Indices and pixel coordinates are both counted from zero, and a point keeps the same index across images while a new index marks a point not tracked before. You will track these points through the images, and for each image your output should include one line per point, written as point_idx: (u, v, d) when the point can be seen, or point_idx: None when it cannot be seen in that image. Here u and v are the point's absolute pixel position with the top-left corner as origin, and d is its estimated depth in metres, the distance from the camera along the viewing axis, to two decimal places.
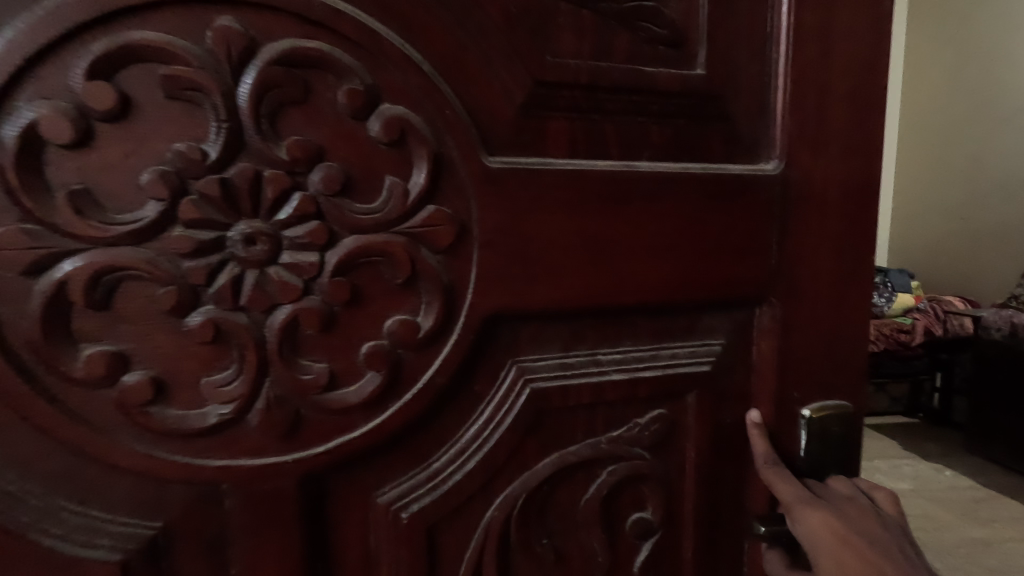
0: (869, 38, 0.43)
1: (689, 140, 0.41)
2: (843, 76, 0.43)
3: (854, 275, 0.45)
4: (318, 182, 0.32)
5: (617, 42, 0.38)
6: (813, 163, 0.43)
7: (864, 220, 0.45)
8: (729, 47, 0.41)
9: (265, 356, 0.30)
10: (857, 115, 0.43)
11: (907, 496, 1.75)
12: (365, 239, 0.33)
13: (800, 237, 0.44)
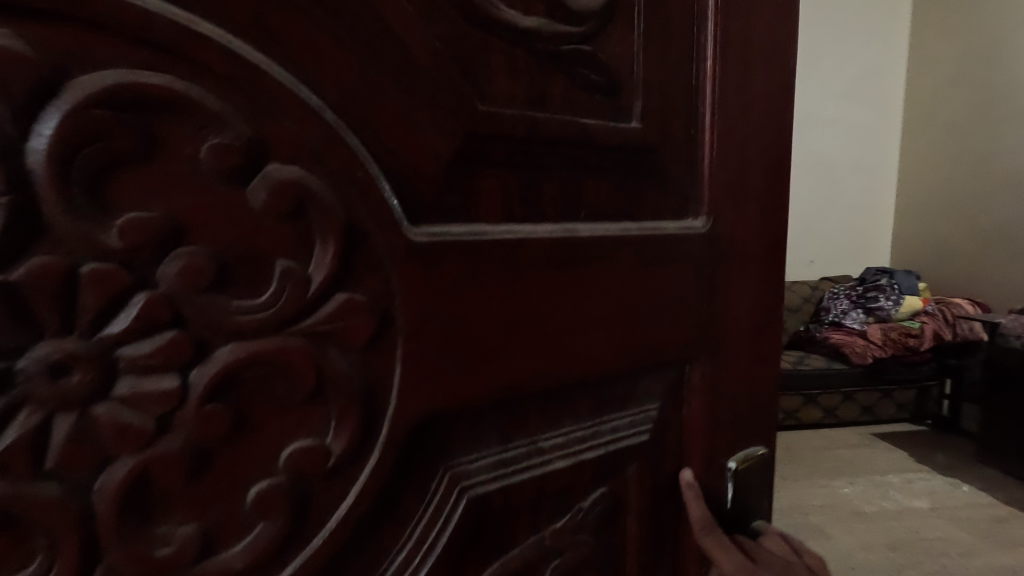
0: (780, 92, 0.42)
1: (629, 196, 0.37)
2: (762, 128, 0.42)
3: (769, 324, 0.46)
4: (171, 275, 0.22)
5: (554, 88, 0.33)
6: (737, 216, 0.42)
7: (775, 271, 0.45)
8: (664, 97, 0.38)
9: (92, 532, 0.21)
10: (773, 170, 0.43)
11: (924, 515, 1.71)
12: (248, 349, 0.24)
13: (726, 291, 0.43)
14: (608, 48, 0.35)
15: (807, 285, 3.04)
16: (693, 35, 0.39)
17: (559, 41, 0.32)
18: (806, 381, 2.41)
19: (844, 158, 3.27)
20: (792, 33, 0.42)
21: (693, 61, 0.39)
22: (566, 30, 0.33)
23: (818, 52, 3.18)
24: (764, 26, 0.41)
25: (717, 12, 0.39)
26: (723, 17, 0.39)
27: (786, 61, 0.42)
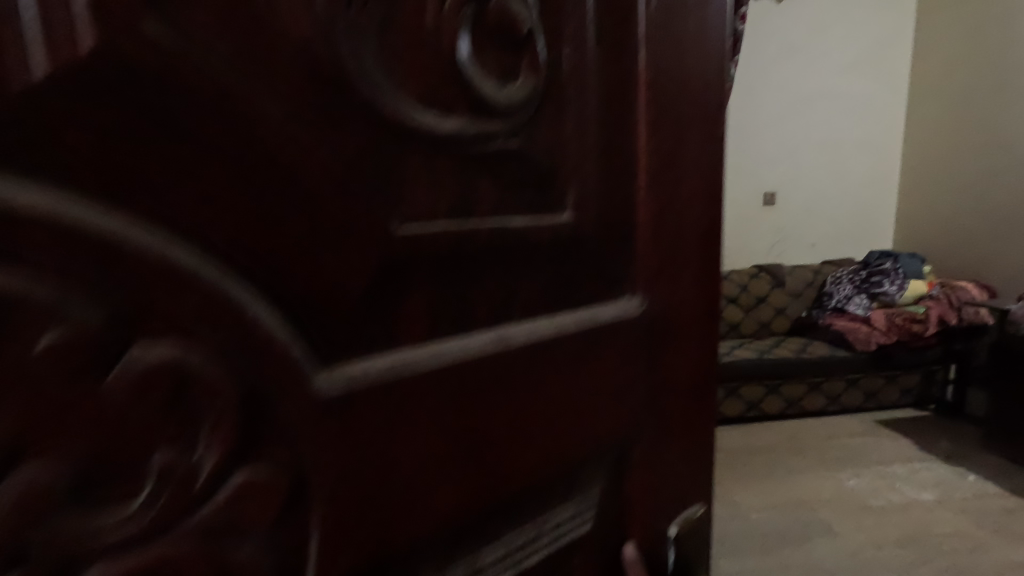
0: (710, 163, 0.42)
1: (566, 289, 0.36)
2: (693, 203, 0.42)
3: (702, 388, 0.47)
4: (8, 508, 0.18)
5: (479, 190, 0.31)
6: (671, 292, 0.42)
7: (709, 337, 0.46)
8: (598, 182, 0.35)
9: None
10: (704, 241, 0.44)
11: (934, 508, 1.85)
12: (122, 567, 0.20)
13: (663, 363, 0.43)
14: (533, 141, 0.32)
15: (810, 269, 3.07)
16: (625, 110, 0.36)
17: (477, 143, 0.30)
18: (813, 369, 2.50)
19: (846, 137, 3.52)
20: (721, 103, 0.42)
21: (627, 138, 0.37)
22: (489, 128, 0.30)
23: (819, 36, 3.42)
24: (695, 97, 0.40)
25: (647, 88, 0.37)
26: (653, 94, 0.38)
27: (717, 132, 0.42)
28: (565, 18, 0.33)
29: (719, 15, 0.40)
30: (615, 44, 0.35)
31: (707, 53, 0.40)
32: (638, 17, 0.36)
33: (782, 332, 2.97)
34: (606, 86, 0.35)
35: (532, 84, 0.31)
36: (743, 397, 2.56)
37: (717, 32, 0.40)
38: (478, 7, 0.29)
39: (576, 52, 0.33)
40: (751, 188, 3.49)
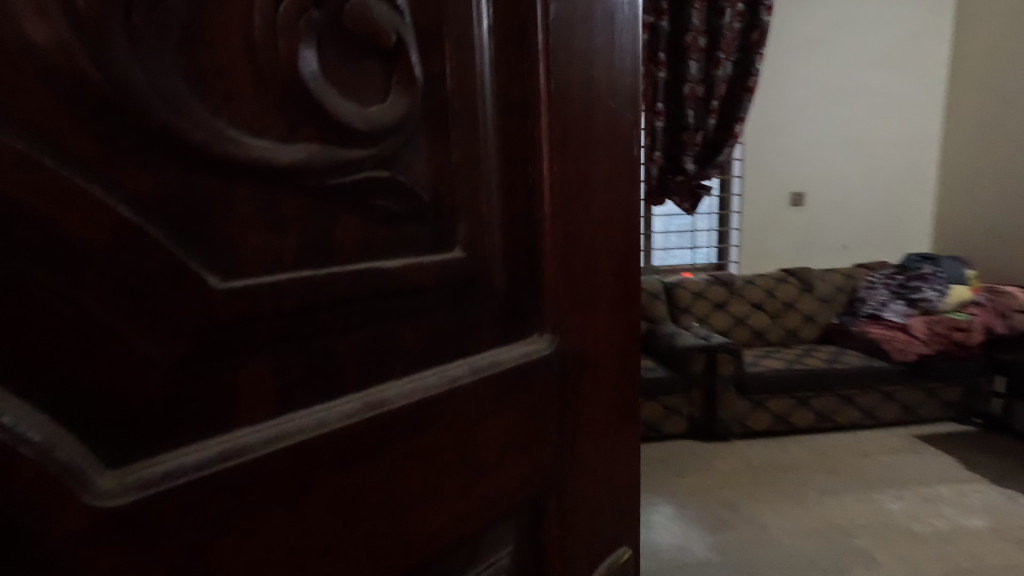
0: (623, 187, 0.39)
1: (459, 335, 0.32)
2: (605, 231, 0.38)
3: (622, 424, 0.43)
4: None
5: (341, 229, 0.26)
6: (585, 327, 0.38)
7: (630, 368, 0.43)
8: (493, 207, 0.32)
9: None
10: (619, 270, 0.40)
11: (985, 536, 1.75)
12: None
13: (582, 406, 0.39)
14: (413, 165, 0.28)
15: (839, 277, 3.08)
16: (519, 130, 0.33)
17: (332, 176, 0.25)
18: (843, 380, 2.48)
19: (879, 133, 3.45)
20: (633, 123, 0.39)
21: (524, 160, 0.33)
22: (353, 155, 0.26)
23: (850, 26, 3.32)
24: (607, 113, 0.37)
25: (548, 106, 0.33)
26: (556, 113, 0.34)
27: (629, 152, 0.39)
28: (448, 26, 0.29)
29: (626, 27, 0.38)
30: (505, 57, 0.32)
31: (618, 68, 0.37)
32: (534, 27, 0.32)
33: (812, 339, 3.01)
34: (499, 103, 0.32)
35: (403, 104, 0.27)
36: (771, 410, 2.56)
37: (626, 48, 0.37)
38: (331, 15, 0.24)
39: (469, 65, 0.30)
40: (778, 189, 3.41)
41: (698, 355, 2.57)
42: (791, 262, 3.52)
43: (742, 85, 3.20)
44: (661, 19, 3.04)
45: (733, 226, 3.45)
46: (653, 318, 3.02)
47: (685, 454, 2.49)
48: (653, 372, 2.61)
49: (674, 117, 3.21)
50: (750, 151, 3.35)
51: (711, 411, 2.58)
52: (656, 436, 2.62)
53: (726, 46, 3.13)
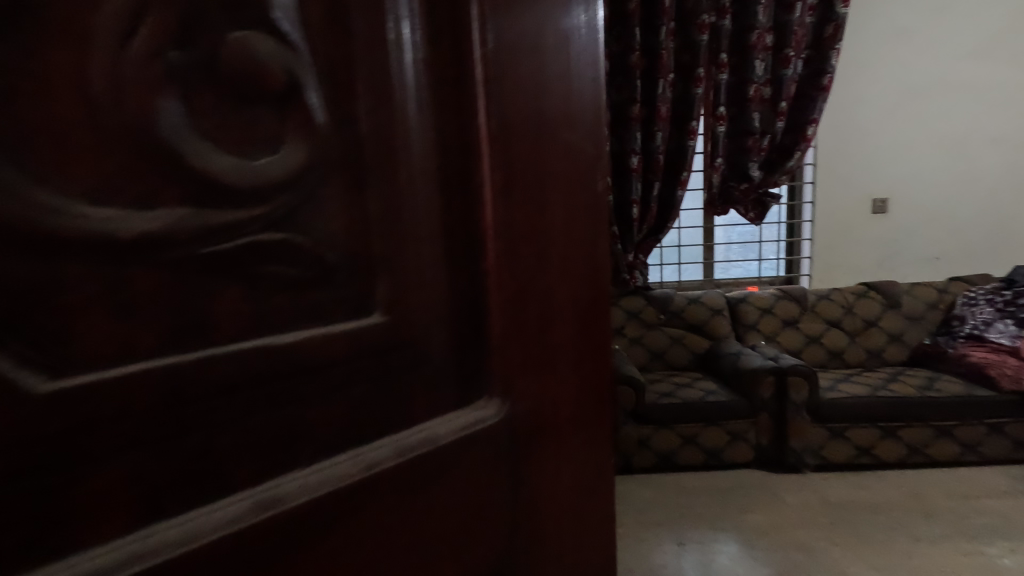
0: (588, 228, 0.34)
1: (386, 409, 0.28)
2: (564, 279, 0.33)
3: (596, 498, 0.37)
4: None
5: (221, 304, 0.22)
6: (545, 390, 0.33)
7: (604, 432, 0.37)
8: (426, 263, 0.29)
9: None
10: (584, 322, 0.35)
11: None
12: None
13: (547, 481, 0.34)
14: (319, 223, 0.24)
15: (932, 289, 3.02)
16: (455, 173, 0.30)
17: (203, 244, 0.21)
18: (942, 412, 2.44)
19: (976, 131, 3.17)
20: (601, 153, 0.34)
21: (464, 209, 0.30)
22: (235, 218, 0.22)
23: (938, 17, 3.06)
24: (563, 146, 0.32)
25: (489, 147, 0.30)
26: (499, 152, 0.30)
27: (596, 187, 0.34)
28: (359, 61, 0.25)
29: (586, 48, 0.33)
30: (435, 94, 0.28)
31: (577, 93, 0.33)
32: (471, 59, 0.29)
33: (898, 362, 2.91)
34: (429, 146, 0.28)
35: (306, 146, 0.24)
36: (852, 441, 2.49)
37: (584, 75, 0.33)
38: (202, 56, 0.21)
39: (397, 103, 0.27)
40: (856, 196, 3.18)
41: (768, 379, 2.53)
42: (873, 274, 3.29)
43: (814, 84, 2.97)
44: (724, 19, 2.86)
45: (804, 235, 3.24)
46: (717, 337, 3.01)
47: (752, 485, 2.45)
48: (716, 396, 2.59)
49: (738, 122, 3.02)
50: (824, 155, 3.14)
51: (783, 441, 2.55)
52: (720, 463, 2.58)
53: (796, 43, 2.91)
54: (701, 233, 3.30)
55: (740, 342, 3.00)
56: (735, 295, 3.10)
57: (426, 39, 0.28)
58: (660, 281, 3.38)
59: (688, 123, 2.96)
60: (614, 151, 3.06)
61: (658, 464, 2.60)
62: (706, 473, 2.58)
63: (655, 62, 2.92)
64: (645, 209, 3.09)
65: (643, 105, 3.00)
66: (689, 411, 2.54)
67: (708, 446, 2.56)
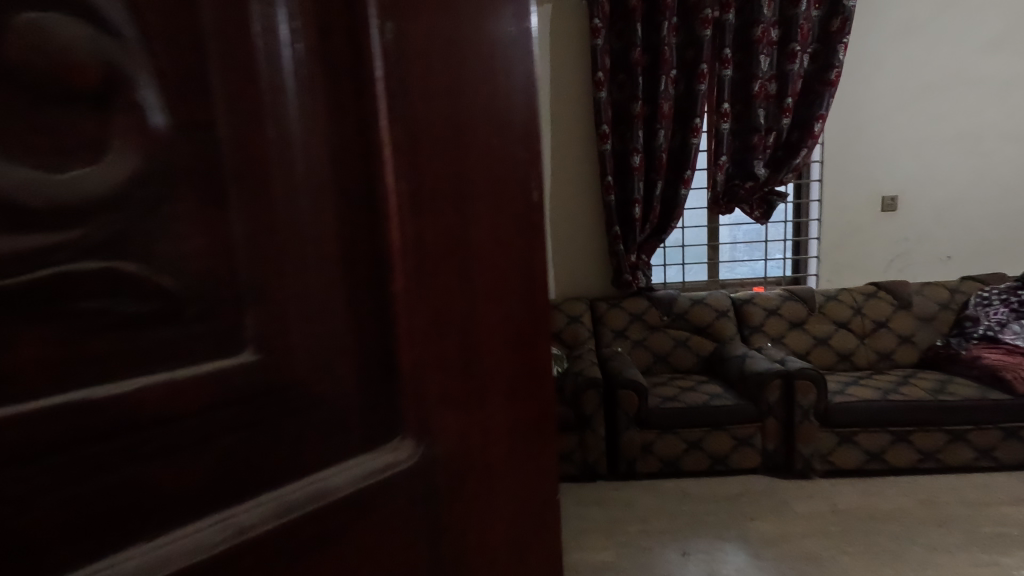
0: (521, 242, 0.31)
1: (270, 459, 0.24)
2: (494, 300, 0.30)
3: (537, 539, 0.34)
4: None
5: (22, 349, 0.18)
6: (472, 427, 0.30)
7: (545, 466, 0.34)
8: (315, 289, 0.25)
9: None
10: (520, 347, 0.31)
11: None
12: None
13: (477, 529, 0.30)
14: (164, 243, 0.20)
15: (944, 289, 2.98)
16: (353, 185, 0.26)
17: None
18: (956, 417, 2.41)
19: (990, 126, 3.07)
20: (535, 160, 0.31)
21: (365, 224, 0.26)
22: (36, 242, 0.18)
23: (951, 9, 2.97)
24: (486, 152, 0.29)
25: (393, 154, 0.26)
26: (406, 160, 0.26)
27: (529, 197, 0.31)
28: (211, 45, 0.21)
29: (516, 42, 0.30)
30: (325, 93, 0.24)
31: (505, 93, 0.29)
32: (372, 52, 0.25)
33: (908, 364, 2.89)
34: (316, 152, 0.24)
35: (139, 150, 0.19)
36: (862, 446, 2.45)
37: (514, 72, 0.30)
38: None
39: (272, 102, 0.23)
40: (865, 194, 3.10)
41: (775, 382, 2.47)
42: (883, 275, 3.20)
43: (821, 79, 2.89)
44: (728, 13, 2.79)
45: (811, 235, 3.18)
46: (723, 338, 2.95)
47: (759, 492, 2.40)
48: (721, 400, 2.53)
49: (743, 119, 2.96)
50: (831, 152, 3.06)
51: (790, 446, 2.50)
52: (725, 469, 2.53)
53: (802, 37, 2.84)
54: (705, 233, 3.26)
55: (746, 343, 2.95)
56: (740, 295, 3.05)
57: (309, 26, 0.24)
58: (664, 282, 3.32)
59: (692, 120, 2.90)
60: (616, 150, 3.01)
61: (662, 470, 2.54)
62: (711, 479, 2.53)
63: (658, 58, 2.87)
64: (648, 209, 3.04)
65: (645, 102, 2.94)
66: (694, 415, 2.49)
67: (714, 451, 2.51)
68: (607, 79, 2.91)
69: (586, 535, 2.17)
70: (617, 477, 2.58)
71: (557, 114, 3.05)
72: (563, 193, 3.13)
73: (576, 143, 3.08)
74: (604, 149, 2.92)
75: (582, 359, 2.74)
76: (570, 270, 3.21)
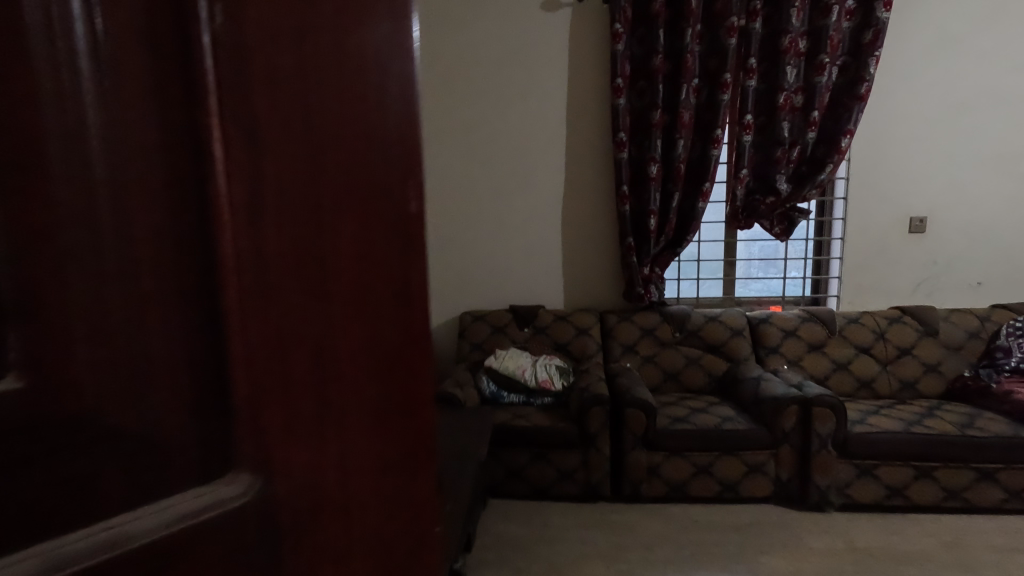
0: (386, 245, 0.34)
1: (66, 481, 0.26)
2: (350, 300, 0.33)
3: (403, 527, 0.37)
4: None
5: None
6: (325, 445, 0.32)
7: (414, 457, 0.37)
8: (118, 317, 0.26)
9: None
10: (379, 345, 0.34)
11: None
12: None
13: (330, 523, 0.33)
14: None
15: (973, 317, 2.84)
16: (185, 200, 0.28)
17: None
18: (987, 454, 2.28)
19: None
20: (398, 193, 0.34)
21: (196, 251, 0.28)
22: None
23: (997, 21, 2.82)
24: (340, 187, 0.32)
25: (228, 182, 0.28)
26: (246, 189, 0.28)
27: (388, 228, 0.34)
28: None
29: (387, 53, 0.33)
30: (146, 132, 0.27)
31: (372, 104, 0.32)
32: (202, 69, 0.27)
33: (933, 395, 2.74)
34: (134, 176, 0.26)
35: None
36: (883, 480, 2.34)
37: (384, 83, 0.33)
38: None
39: (70, 141, 0.24)
40: (891, 215, 2.98)
41: (791, 409, 2.36)
42: (907, 299, 3.06)
43: (851, 93, 2.78)
44: (755, 22, 2.72)
45: (833, 254, 3.08)
46: (736, 358, 2.84)
47: (769, 524, 2.31)
48: (733, 423, 2.44)
49: (765, 132, 2.87)
50: (857, 169, 2.95)
51: (805, 477, 2.41)
52: (735, 497, 2.45)
53: (832, 48, 2.74)
54: (723, 247, 3.16)
55: (761, 364, 2.84)
56: (757, 314, 2.95)
57: (117, 69, 0.25)
58: (677, 296, 3.22)
59: (712, 131, 2.81)
60: (633, 159, 2.93)
61: (668, 495, 2.46)
62: (719, 506, 2.44)
63: (680, 66, 2.80)
64: (663, 220, 2.95)
65: (665, 110, 2.88)
66: (703, 438, 2.40)
67: (723, 477, 2.42)
68: (626, 85, 2.85)
69: (584, 560, 2.09)
70: (620, 499, 2.50)
71: (574, 120, 3.00)
72: (578, 202, 3.07)
73: (592, 151, 3.02)
74: (620, 158, 2.86)
75: (589, 374, 2.66)
76: (581, 280, 3.14)
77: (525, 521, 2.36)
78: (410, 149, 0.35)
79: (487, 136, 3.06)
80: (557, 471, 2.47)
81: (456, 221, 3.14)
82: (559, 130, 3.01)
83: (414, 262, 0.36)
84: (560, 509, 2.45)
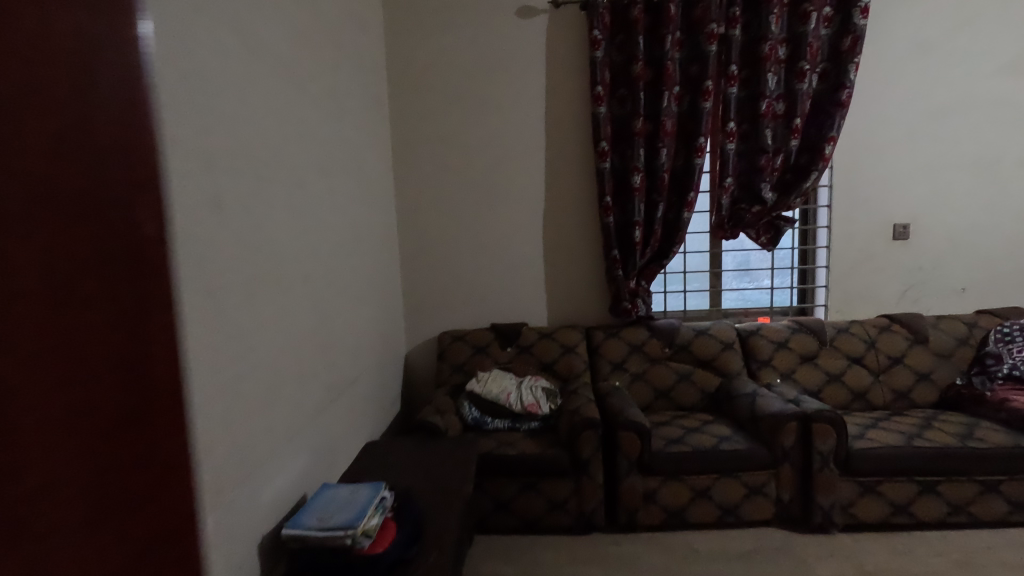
0: (105, 248, 0.37)
1: None
2: (59, 309, 0.34)
3: (144, 512, 0.40)
4: None
5: None
6: (26, 461, 0.32)
7: (153, 444, 0.40)
8: None
9: None
10: (98, 343, 0.36)
11: None
12: None
13: (45, 535, 0.33)
14: None
15: (960, 323, 2.81)
16: None
17: None
18: (990, 466, 2.20)
19: (1007, 152, 2.92)
20: (113, 209, 0.37)
21: None
22: None
23: (971, 29, 2.84)
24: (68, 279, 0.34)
25: None
26: None
27: (97, 240, 0.36)
28: None
29: (101, 70, 0.37)
30: None
31: (84, 119, 0.36)
32: None
33: (926, 404, 2.68)
34: None
35: None
36: (886, 497, 2.24)
37: (99, 98, 0.37)
38: None
39: None
40: (874, 222, 2.95)
41: (790, 426, 2.25)
42: (894, 307, 3.03)
43: (832, 100, 2.75)
44: (734, 29, 2.66)
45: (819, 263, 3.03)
46: (729, 372, 2.73)
47: (774, 550, 2.18)
48: (731, 443, 2.31)
49: (748, 140, 2.81)
50: (840, 176, 2.92)
51: (808, 498, 2.30)
52: (735, 521, 2.31)
53: (811, 55, 2.70)
54: (708, 258, 3.07)
55: (753, 378, 2.75)
56: (746, 326, 2.85)
57: None
58: (664, 310, 3.11)
59: (696, 140, 2.74)
60: (616, 169, 2.83)
61: (665, 522, 2.31)
62: (719, 532, 2.31)
63: (661, 74, 2.72)
64: (648, 231, 2.84)
65: (647, 119, 2.79)
66: (702, 460, 2.26)
67: (722, 501, 2.29)
68: (607, 93, 2.76)
69: None
70: (615, 528, 2.35)
71: (553, 129, 2.89)
72: (560, 215, 2.94)
73: (573, 160, 2.90)
74: (603, 167, 2.75)
75: (578, 395, 2.49)
76: (565, 295, 3.00)
77: (517, 559, 2.17)
78: (134, 158, 0.39)
79: (462, 147, 2.92)
80: (548, 501, 2.29)
81: (433, 235, 2.97)
82: (538, 139, 2.89)
83: (138, 262, 0.39)
84: (552, 543, 2.28)
